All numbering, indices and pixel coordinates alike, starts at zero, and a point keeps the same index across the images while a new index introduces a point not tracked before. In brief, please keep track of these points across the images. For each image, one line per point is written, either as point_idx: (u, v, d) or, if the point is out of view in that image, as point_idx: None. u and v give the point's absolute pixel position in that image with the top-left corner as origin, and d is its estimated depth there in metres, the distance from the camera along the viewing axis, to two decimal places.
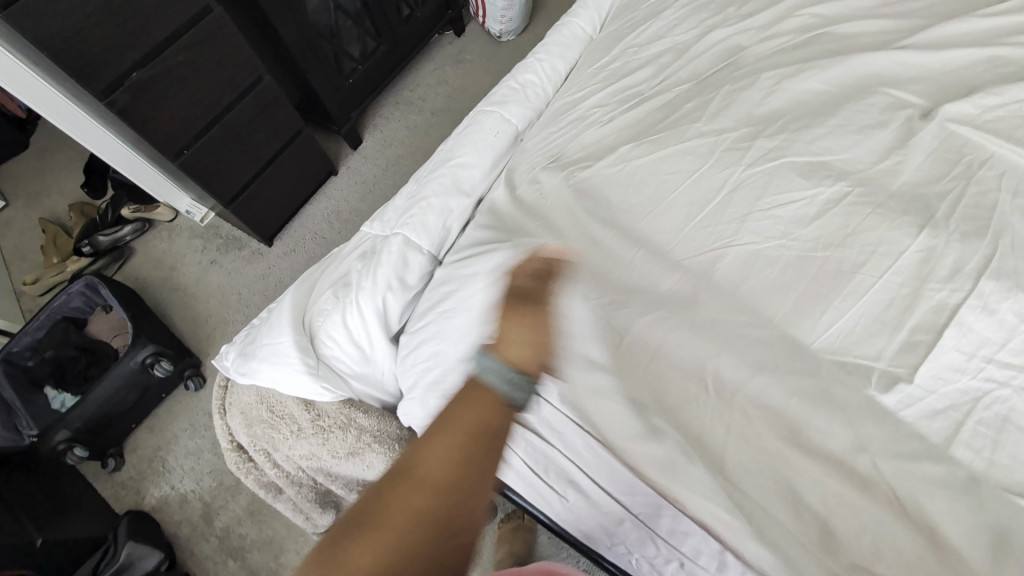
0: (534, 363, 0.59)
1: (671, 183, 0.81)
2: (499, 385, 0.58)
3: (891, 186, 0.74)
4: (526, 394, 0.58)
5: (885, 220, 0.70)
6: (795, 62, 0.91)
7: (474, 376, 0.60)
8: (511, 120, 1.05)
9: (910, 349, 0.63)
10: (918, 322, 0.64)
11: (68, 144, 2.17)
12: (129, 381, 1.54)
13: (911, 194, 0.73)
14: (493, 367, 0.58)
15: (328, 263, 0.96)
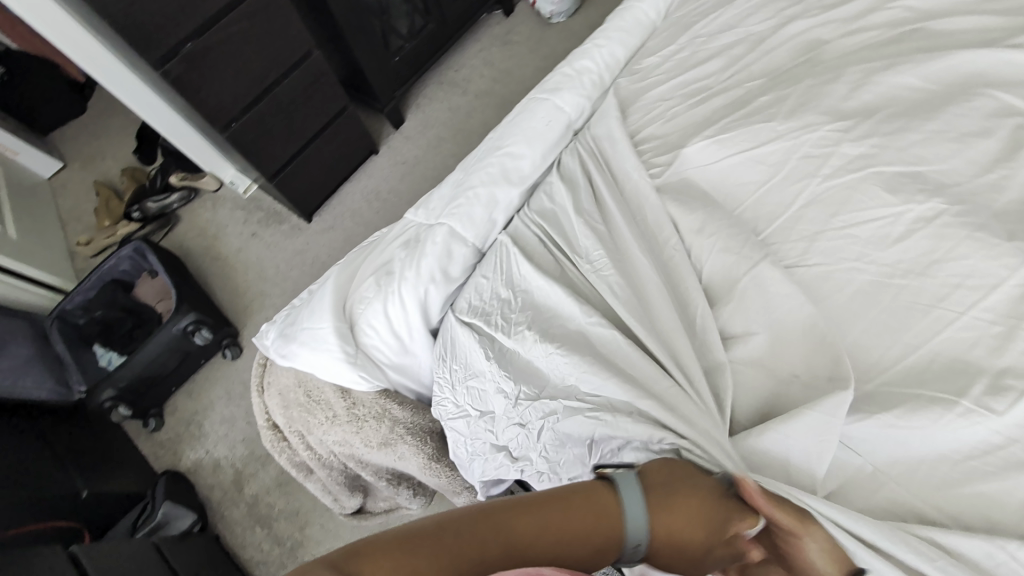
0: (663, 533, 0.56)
1: (742, 195, 0.79)
2: (626, 535, 0.55)
3: (991, 207, 0.67)
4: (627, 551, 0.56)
5: (982, 248, 0.64)
6: (883, 59, 0.84)
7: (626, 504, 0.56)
8: (564, 108, 0.98)
9: (999, 393, 0.57)
10: (1009, 365, 0.58)
11: (123, 111, 2.23)
12: (171, 346, 1.59)
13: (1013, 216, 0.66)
14: (640, 521, 0.55)
15: (370, 248, 0.95)
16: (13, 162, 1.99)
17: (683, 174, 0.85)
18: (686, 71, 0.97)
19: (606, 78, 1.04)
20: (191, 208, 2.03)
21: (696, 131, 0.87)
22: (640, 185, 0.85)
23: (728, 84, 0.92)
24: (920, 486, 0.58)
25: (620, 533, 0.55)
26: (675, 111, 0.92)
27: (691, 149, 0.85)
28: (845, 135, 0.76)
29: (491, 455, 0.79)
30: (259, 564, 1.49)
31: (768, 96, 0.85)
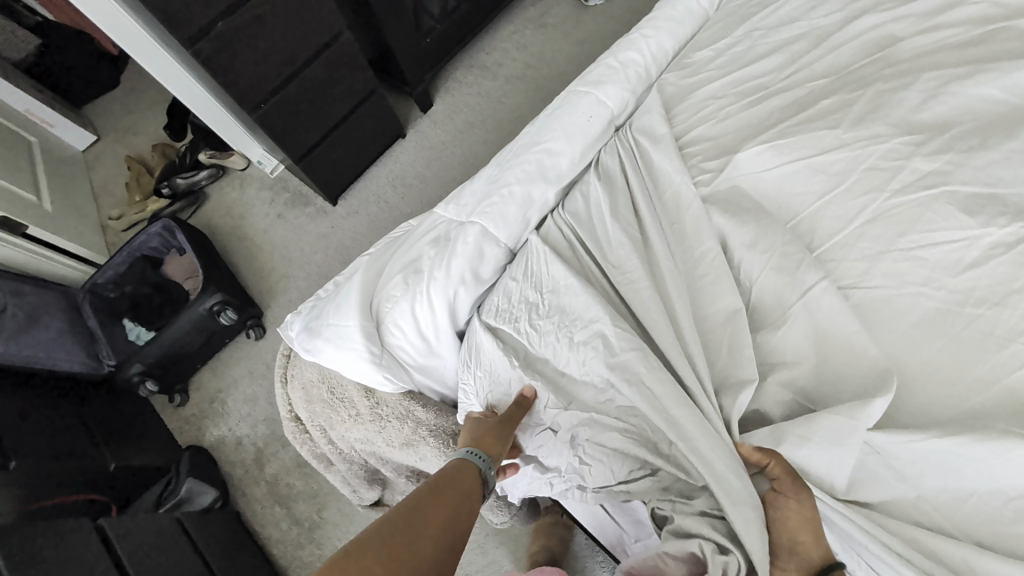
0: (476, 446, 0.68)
1: (799, 206, 0.75)
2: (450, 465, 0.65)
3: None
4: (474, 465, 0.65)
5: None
6: (962, 64, 0.77)
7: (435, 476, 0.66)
8: (607, 103, 0.92)
9: None
10: None
11: (155, 85, 2.23)
12: (197, 324, 1.60)
13: None
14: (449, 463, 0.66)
15: (398, 243, 0.92)
16: (49, 134, 2.01)
17: (733, 180, 0.80)
18: (740, 67, 0.91)
19: (652, 71, 0.98)
20: (220, 186, 2.03)
21: (749, 135, 0.82)
22: (683, 190, 0.80)
23: (787, 83, 0.86)
24: (966, 522, 0.57)
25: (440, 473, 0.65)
26: (727, 111, 0.87)
27: (743, 155, 0.80)
28: (917, 149, 0.71)
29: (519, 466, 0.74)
30: (278, 542, 1.51)
31: (828, 101, 0.80)
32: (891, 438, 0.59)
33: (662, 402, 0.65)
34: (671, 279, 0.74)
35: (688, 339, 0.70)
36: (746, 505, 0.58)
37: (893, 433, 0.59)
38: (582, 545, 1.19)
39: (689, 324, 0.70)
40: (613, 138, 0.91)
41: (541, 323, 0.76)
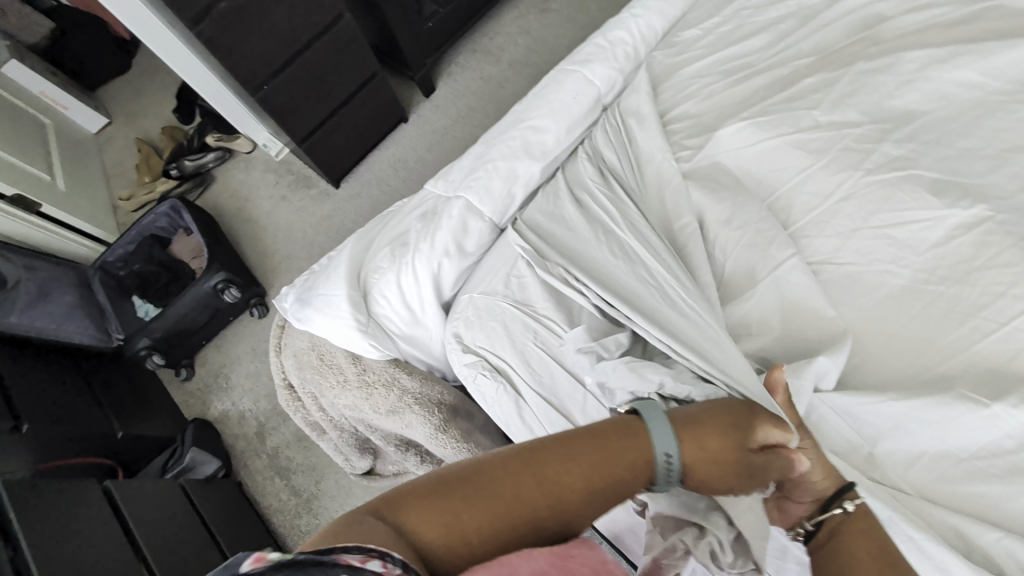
0: (698, 455, 0.53)
1: (776, 183, 0.76)
2: (660, 454, 0.51)
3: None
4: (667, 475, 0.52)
5: None
6: (946, 44, 0.77)
7: (644, 424, 0.53)
8: (594, 82, 0.93)
9: None
10: None
11: (164, 68, 2.27)
12: (201, 301, 1.65)
13: None
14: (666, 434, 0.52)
15: (389, 218, 0.95)
16: (62, 116, 2.06)
17: (714, 158, 0.81)
18: (727, 47, 0.91)
19: (641, 51, 0.98)
20: (227, 168, 2.07)
21: (731, 113, 0.83)
22: (663, 167, 0.82)
23: (773, 62, 0.86)
24: (917, 481, 0.59)
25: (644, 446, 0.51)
26: (711, 90, 0.87)
27: (722, 132, 0.81)
28: (888, 134, 0.73)
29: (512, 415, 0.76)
30: (278, 512, 1.57)
31: (811, 81, 0.81)
32: (848, 398, 0.62)
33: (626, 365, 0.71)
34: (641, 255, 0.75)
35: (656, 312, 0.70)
36: None
37: (853, 393, 0.62)
38: None
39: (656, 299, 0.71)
40: (600, 118, 0.92)
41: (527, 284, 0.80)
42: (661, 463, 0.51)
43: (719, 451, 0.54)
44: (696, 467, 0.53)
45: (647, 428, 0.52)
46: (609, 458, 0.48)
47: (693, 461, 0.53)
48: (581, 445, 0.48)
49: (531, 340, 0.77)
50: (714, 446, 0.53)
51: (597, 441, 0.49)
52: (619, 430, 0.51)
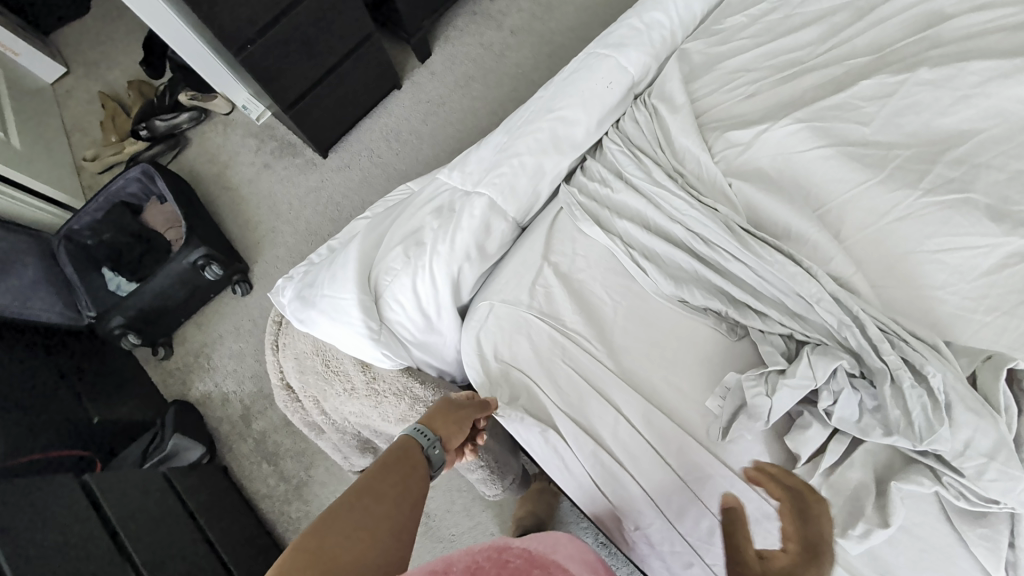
0: (445, 434, 0.67)
1: (830, 194, 0.71)
2: (423, 445, 0.65)
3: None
4: (437, 454, 0.65)
5: None
6: (1007, 55, 0.72)
7: (407, 436, 0.65)
8: (628, 69, 0.85)
9: None
10: None
11: (128, 14, 2.05)
12: (180, 278, 1.54)
13: None
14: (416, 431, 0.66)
15: (398, 210, 0.87)
16: (14, 63, 1.85)
17: (759, 161, 0.74)
18: (774, 39, 0.84)
19: (677, 37, 0.90)
20: (202, 130, 1.91)
21: (781, 113, 0.77)
22: (706, 164, 0.75)
23: (824, 60, 0.80)
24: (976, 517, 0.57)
25: (414, 450, 0.64)
26: (757, 87, 0.80)
27: (772, 132, 0.74)
28: (939, 155, 0.69)
29: (539, 430, 0.70)
30: (265, 497, 1.51)
31: (865, 84, 0.75)
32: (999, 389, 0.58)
33: (662, 386, 0.68)
34: (721, 255, 0.69)
35: (746, 325, 0.67)
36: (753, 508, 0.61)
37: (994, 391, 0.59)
38: (566, 511, 1.18)
39: (742, 314, 0.67)
40: (633, 108, 0.85)
41: (560, 293, 0.74)
42: (417, 434, 0.65)
43: (451, 425, 0.67)
44: (455, 436, 0.67)
45: (409, 436, 0.65)
46: (406, 456, 0.63)
47: (447, 439, 0.67)
48: (383, 465, 0.62)
49: (561, 353, 0.72)
50: (461, 419, 0.68)
51: (392, 456, 0.63)
52: (396, 445, 0.65)
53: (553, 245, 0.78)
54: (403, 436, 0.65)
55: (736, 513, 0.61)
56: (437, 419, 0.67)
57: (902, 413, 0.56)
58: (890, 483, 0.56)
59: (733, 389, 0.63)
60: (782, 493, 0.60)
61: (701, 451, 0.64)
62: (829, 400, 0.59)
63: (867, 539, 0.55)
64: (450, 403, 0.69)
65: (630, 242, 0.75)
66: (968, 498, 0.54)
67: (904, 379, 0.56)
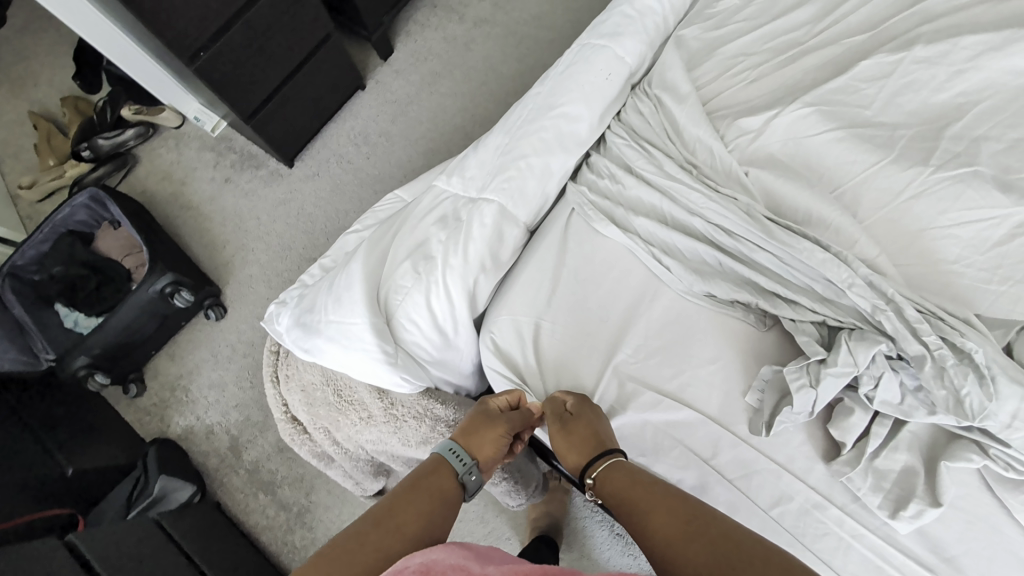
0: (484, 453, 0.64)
1: (843, 176, 0.71)
2: (456, 467, 0.62)
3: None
4: (473, 479, 0.62)
5: None
6: (998, 28, 0.73)
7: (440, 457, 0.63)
8: (625, 59, 0.82)
9: None
10: None
11: (53, 26, 1.88)
12: (147, 309, 1.43)
13: None
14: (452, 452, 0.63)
15: (397, 223, 0.82)
16: None
17: (770, 147, 0.74)
18: (769, 21, 0.83)
19: (669, 22, 0.88)
20: (152, 147, 1.78)
21: (785, 97, 0.76)
22: (719, 154, 0.73)
23: (821, 40, 0.80)
24: None
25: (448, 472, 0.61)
26: (758, 71, 0.79)
27: (781, 118, 0.74)
28: (942, 131, 0.70)
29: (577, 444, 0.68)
30: (265, 530, 1.42)
31: (865, 64, 0.75)
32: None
33: (698, 387, 0.66)
34: (745, 246, 0.67)
35: (776, 315, 0.66)
36: (801, 498, 0.60)
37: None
38: (581, 507, 1.17)
39: (772, 305, 0.66)
40: (633, 99, 0.82)
41: (582, 299, 0.73)
42: (449, 455, 0.63)
43: (487, 443, 0.64)
44: (490, 457, 0.64)
45: (442, 457, 0.62)
46: (439, 482, 0.60)
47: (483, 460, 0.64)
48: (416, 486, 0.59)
49: (592, 362, 0.70)
50: (495, 440, 0.64)
51: (425, 476, 0.60)
52: (424, 467, 0.62)
53: (568, 248, 0.76)
54: (437, 455, 0.63)
55: (786, 506, 0.61)
56: (471, 436, 0.64)
57: (949, 393, 0.56)
58: (939, 461, 0.57)
59: (772, 382, 0.63)
60: (829, 480, 0.60)
61: (744, 448, 0.63)
62: (870, 385, 0.59)
63: (919, 518, 0.56)
64: (489, 418, 0.65)
65: (649, 240, 0.73)
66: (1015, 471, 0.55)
67: (947, 359, 0.56)
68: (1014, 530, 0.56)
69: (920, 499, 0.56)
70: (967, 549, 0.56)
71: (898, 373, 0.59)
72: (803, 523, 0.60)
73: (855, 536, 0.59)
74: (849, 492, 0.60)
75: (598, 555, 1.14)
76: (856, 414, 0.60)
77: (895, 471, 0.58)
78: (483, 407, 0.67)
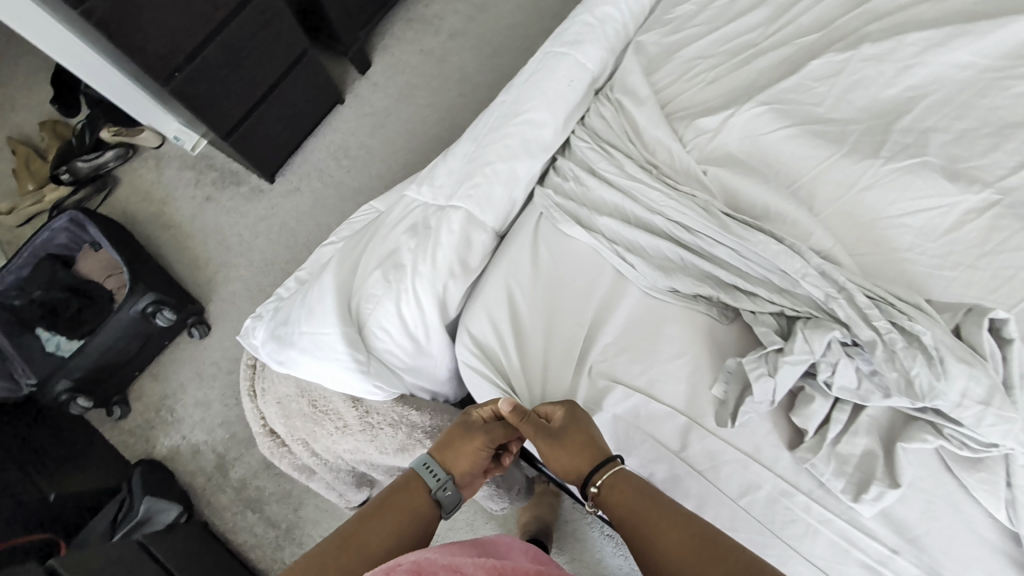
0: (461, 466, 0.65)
1: (798, 171, 0.73)
2: (431, 482, 0.63)
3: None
4: (450, 494, 0.63)
5: None
6: (941, 25, 0.76)
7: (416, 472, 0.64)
8: (586, 65, 0.85)
9: None
10: None
11: (31, 52, 1.88)
12: (129, 330, 1.42)
13: None
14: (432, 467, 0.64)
15: (368, 233, 0.83)
16: None
17: (728, 145, 0.76)
18: (724, 24, 0.86)
19: (629, 28, 0.90)
20: (132, 168, 1.78)
21: (741, 98, 0.78)
22: (678, 154, 0.75)
23: (774, 41, 0.82)
24: None
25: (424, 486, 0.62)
26: (716, 73, 0.82)
27: (737, 117, 0.76)
28: (891, 125, 0.72)
29: None
30: (254, 548, 1.41)
31: (816, 64, 0.77)
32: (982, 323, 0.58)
33: (665, 382, 0.67)
34: (705, 242, 0.69)
35: (737, 308, 0.68)
36: (769, 486, 0.62)
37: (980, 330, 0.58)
38: (569, 509, 1.17)
39: (733, 298, 0.68)
40: (596, 104, 0.84)
41: (550, 300, 0.74)
42: (422, 471, 0.63)
43: (465, 455, 0.65)
44: (466, 471, 0.65)
45: (416, 472, 0.63)
46: (411, 496, 0.61)
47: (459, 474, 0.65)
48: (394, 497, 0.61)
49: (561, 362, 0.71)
50: (472, 452, 0.65)
51: (400, 491, 0.62)
52: (401, 483, 0.63)
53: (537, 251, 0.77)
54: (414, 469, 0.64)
55: (754, 495, 0.62)
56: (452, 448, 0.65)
57: (901, 374, 0.58)
58: (896, 443, 0.58)
59: (735, 373, 0.64)
60: (794, 468, 0.62)
61: (712, 440, 0.64)
62: (828, 372, 0.60)
63: (880, 500, 0.57)
64: (473, 430, 0.66)
65: (614, 239, 0.74)
66: (969, 449, 0.57)
67: (897, 342, 0.58)
68: (973, 508, 0.57)
69: (880, 481, 0.58)
70: (930, 528, 0.57)
71: (854, 359, 0.61)
72: (772, 511, 0.61)
73: (822, 521, 0.60)
74: (814, 479, 0.61)
75: (587, 556, 1.14)
76: (816, 401, 0.61)
77: (856, 455, 0.59)
78: (464, 418, 0.67)
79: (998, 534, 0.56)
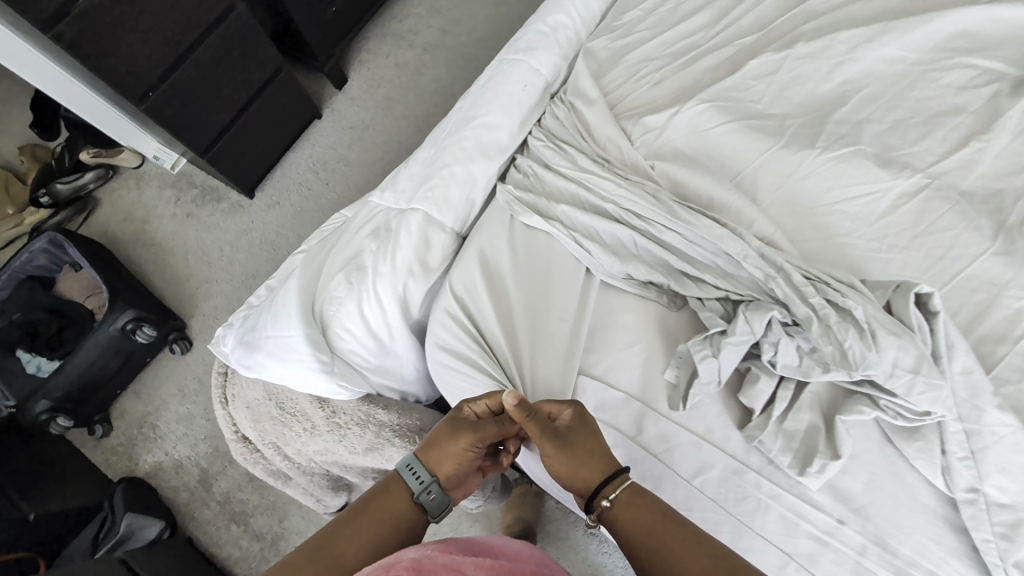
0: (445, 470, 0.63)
1: (741, 162, 0.76)
2: (414, 486, 0.61)
3: (957, 186, 0.69)
4: (436, 500, 0.61)
5: (962, 219, 0.67)
6: (871, 23, 0.80)
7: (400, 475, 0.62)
8: (540, 70, 0.88)
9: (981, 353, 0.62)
10: (985, 333, 0.62)
11: (10, 77, 1.91)
12: (109, 347, 1.42)
13: (983, 191, 0.68)
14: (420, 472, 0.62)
15: (333, 239, 0.85)
16: None
17: (675, 141, 0.79)
18: (670, 28, 0.90)
19: (582, 35, 0.94)
20: (112, 188, 1.79)
21: (686, 96, 0.82)
22: (627, 150, 0.79)
23: (718, 42, 0.86)
24: None
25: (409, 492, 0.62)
26: (663, 74, 0.86)
27: (682, 114, 0.79)
28: (827, 117, 0.76)
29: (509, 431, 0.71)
30: (239, 561, 1.41)
31: (756, 62, 0.81)
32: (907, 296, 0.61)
33: (619, 370, 0.70)
34: (655, 228, 0.72)
35: (685, 295, 0.71)
36: (720, 465, 0.64)
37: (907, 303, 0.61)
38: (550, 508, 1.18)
39: (681, 285, 0.70)
40: (551, 107, 0.88)
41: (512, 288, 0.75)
42: (407, 474, 0.62)
43: (451, 458, 0.63)
44: (450, 474, 0.63)
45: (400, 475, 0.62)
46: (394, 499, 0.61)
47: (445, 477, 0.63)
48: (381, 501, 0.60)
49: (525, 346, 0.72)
50: (456, 455, 0.63)
51: (386, 495, 0.61)
52: (382, 487, 0.62)
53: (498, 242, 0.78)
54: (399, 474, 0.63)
55: (707, 475, 0.64)
56: (438, 451, 0.63)
57: (836, 348, 0.60)
58: (836, 417, 0.61)
59: (684, 358, 0.66)
60: (744, 447, 0.64)
61: (667, 423, 0.66)
62: (770, 351, 0.63)
63: (824, 473, 0.59)
64: (461, 430, 0.64)
65: (571, 226, 0.77)
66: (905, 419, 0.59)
67: (830, 318, 0.61)
68: (913, 477, 0.59)
69: (823, 454, 0.60)
70: (873, 498, 0.59)
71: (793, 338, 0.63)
72: (725, 489, 0.63)
73: (773, 496, 0.62)
74: (763, 456, 0.63)
75: (569, 553, 1.16)
76: (761, 381, 0.64)
77: (801, 431, 0.62)
78: (454, 415, 0.65)
79: (938, 500, 0.59)
